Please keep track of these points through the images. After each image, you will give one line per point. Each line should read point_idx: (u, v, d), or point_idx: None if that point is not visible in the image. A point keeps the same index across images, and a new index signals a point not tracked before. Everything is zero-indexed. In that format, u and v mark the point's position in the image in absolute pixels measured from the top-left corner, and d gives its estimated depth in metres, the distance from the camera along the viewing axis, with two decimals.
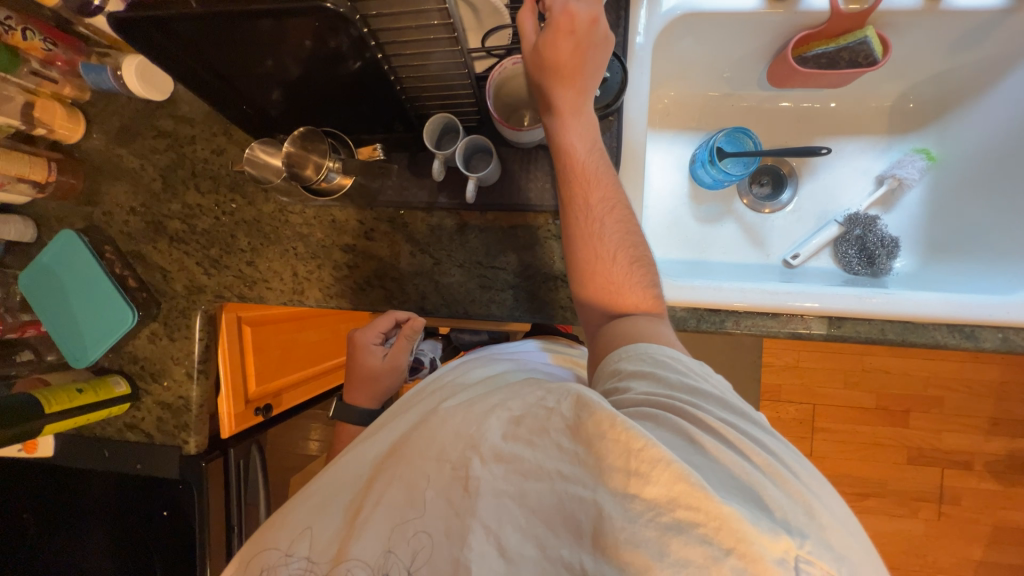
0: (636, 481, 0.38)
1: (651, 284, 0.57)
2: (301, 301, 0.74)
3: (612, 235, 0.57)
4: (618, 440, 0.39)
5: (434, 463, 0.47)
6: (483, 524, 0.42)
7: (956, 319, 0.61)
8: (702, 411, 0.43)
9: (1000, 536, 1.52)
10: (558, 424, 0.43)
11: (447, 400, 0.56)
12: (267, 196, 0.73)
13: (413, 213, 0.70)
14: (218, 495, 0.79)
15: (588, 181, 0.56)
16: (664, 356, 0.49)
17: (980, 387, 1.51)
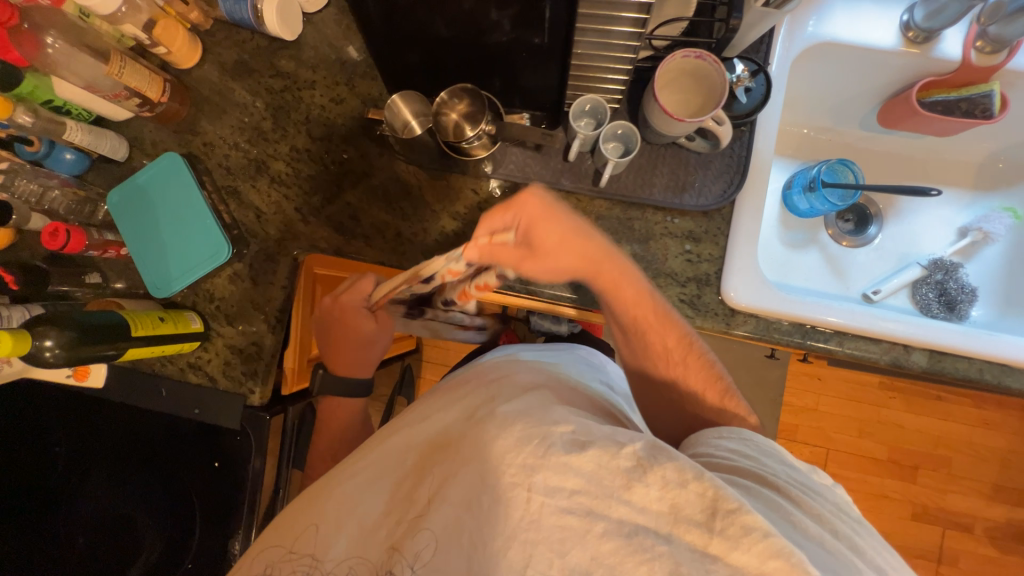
0: (720, 542, 0.38)
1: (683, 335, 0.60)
2: (399, 263, 0.72)
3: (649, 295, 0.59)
4: (703, 494, 0.39)
5: (490, 468, 0.46)
6: (546, 547, 0.41)
7: None
8: (806, 500, 0.45)
9: None
10: (626, 460, 0.43)
11: (516, 392, 0.54)
12: (382, 150, 0.72)
13: (530, 192, 0.70)
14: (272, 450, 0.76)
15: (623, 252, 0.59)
16: (759, 448, 0.51)
17: (987, 453, 1.56)
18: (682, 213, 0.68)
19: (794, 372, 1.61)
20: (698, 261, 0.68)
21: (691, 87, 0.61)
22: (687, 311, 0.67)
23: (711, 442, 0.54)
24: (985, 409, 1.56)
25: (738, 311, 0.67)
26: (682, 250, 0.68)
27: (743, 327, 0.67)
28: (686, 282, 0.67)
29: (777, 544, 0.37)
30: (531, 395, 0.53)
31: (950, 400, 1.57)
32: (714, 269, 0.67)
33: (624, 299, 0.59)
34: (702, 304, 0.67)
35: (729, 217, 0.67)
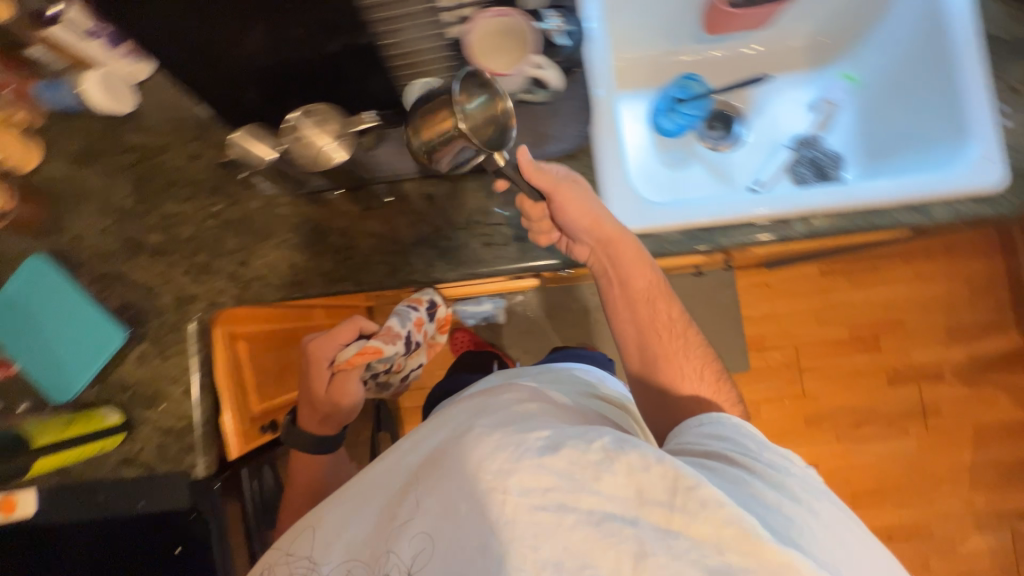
0: (681, 517, 0.43)
1: (734, 403, 0.67)
2: (302, 292, 0.71)
3: (692, 355, 0.68)
4: (666, 476, 0.44)
5: (468, 477, 0.47)
6: (521, 542, 0.43)
7: (908, 197, 0.68)
8: (766, 475, 0.52)
9: (984, 436, 1.63)
10: (597, 454, 0.46)
11: (500, 390, 0.57)
12: (252, 192, 0.72)
13: (406, 187, 0.71)
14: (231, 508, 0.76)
15: (645, 306, 0.69)
16: (738, 431, 0.57)
17: (932, 302, 1.66)
18: (550, 161, 0.71)
19: (744, 286, 1.67)
20: None
21: (511, 44, 0.64)
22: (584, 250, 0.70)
23: (697, 432, 0.59)
24: (917, 264, 1.67)
25: (628, 235, 0.70)
26: None
27: (638, 248, 0.70)
28: None
29: (731, 514, 0.43)
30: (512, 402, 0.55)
31: (885, 266, 1.67)
32: None
33: (660, 324, 0.69)
34: None
35: (592, 153, 0.72)
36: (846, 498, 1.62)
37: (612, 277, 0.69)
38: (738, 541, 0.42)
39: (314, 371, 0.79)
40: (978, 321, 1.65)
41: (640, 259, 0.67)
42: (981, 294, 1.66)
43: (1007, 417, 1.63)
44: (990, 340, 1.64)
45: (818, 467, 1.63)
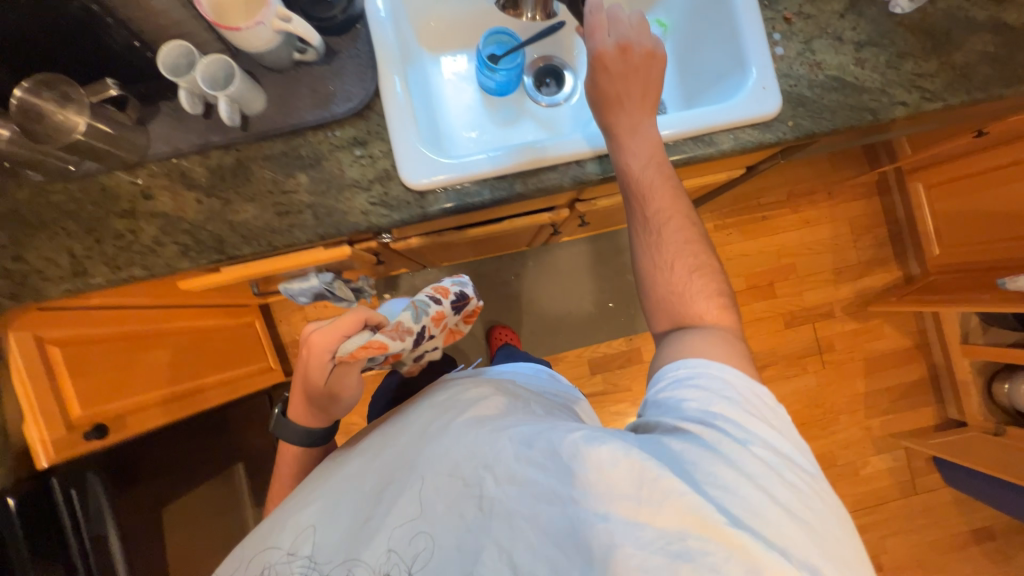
0: (648, 509, 0.45)
1: (716, 296, 0.62)
2: (86, 282, 0.67)
3: (674, 248, 0.63)
4: (632, 467, 0.47)
5: (446, 478, 0.53)
6: (496, 542, 0.48)
7: (692, 130, 0.71)
8: (749, 440, 0.49)
9: (874, 366, 1.73)
10: (568, 451, 0.49)
11: (462, 392, 0.63)
12: (19, 182, 0.67)
13: (190, 161, 0.68)
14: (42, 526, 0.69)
15: (646, 192, 0.64)
16: (713, 383, 0.53)
17: (819, 245, 1.75)
18: (340, 123, 0.69)
19: None
20: (375, 162, 0.69)
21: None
22: (382, 210, 0.68)
23: (669, 389, 0.56)
24: (803, 211, 1.74)
25: (427, 192, 0.69)
26: (354, 156, 0.69)
27: (437, 204, 0.69)
28: (369, 185, 0.68)
29: (694, 501, 0.45)
30: (490, 404, 0.60)
31: (774, 215, 1.74)
32: (390, 163, 0.69)
33: (660, 207, 0.63)
34: (392, 198, 0.69)
35: (382, 112, 0.70)
36: None
37: (639, 191, 0.64)
38: (695, 530, 0.44)
39: (314, 363, 0.65)
40: (862, 259, 1.75)
41: (643, 133, 0.64)
42: (862, 234, 1.76)
43: (893, 346, 1.75)
44: (873, 276, 1.74)
45: None
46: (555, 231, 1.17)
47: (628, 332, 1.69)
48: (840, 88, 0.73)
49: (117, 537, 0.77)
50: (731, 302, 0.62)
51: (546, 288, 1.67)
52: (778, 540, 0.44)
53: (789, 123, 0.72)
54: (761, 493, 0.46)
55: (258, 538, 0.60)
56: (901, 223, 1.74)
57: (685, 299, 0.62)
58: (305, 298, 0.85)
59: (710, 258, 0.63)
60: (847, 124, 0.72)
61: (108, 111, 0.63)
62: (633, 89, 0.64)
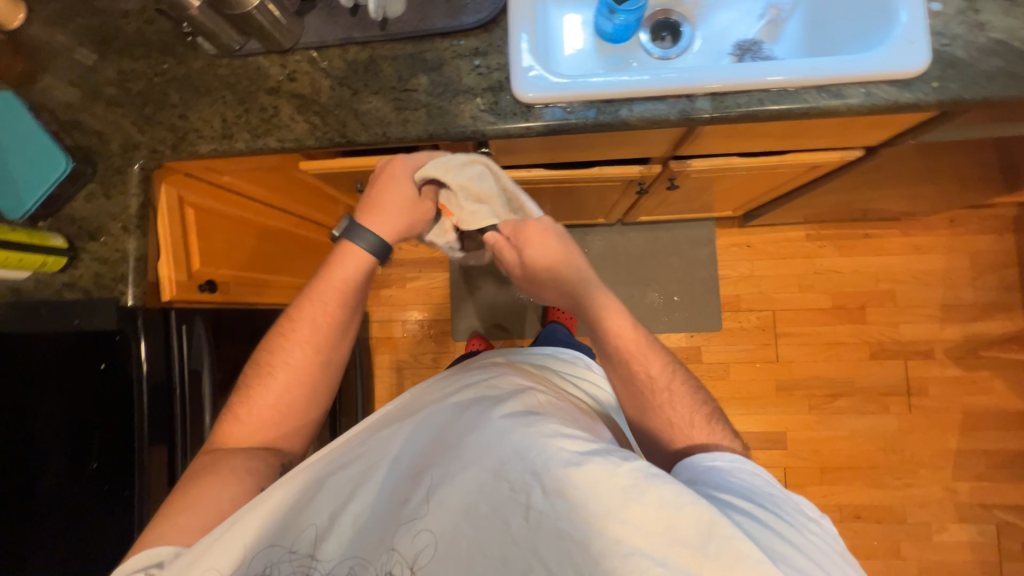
0: (710, 564, 0.45)
1: (702, 410, 0.69)
2: (230, 145, 0.77)
3: (657, 385, 0.71)
4: (701, 519, 0.47)
5: (490, 477, 0.53)
6: (543, 559, 0.49)
7: (819, 78, 0.67)
8: (802, 526, 0.52)
9: (973, 422, 1.52)
10: (624, 482, 0.48)
11: (504, 382, 0.65)
12: (196, 54, 0.79)
13: (332, 53, 0.76)
14: (158, 366, 0.79)
15: (620, 335, 0.74)
16: (759, 484, 0.56)
17: (927, 276, 1.57)
18: (465, 34, 0.74)
19: (724, 245, 1.63)
20: (490, 73, 0.74)
21: None
22: (490, 117, 0.72)
23: (704, 476, 0.59)
24: (914, 235, 1.58)
25: (534, 106, 0.72)
26: (473, 66, 0.74)
27: (541, 119, 0.72)
28: (481, 93, 0.73)
29: (767, 572, 0.45)
30: (528, 405, 0.59)
31: (878, 234, 1.59)
32: (505, 75, 0.73)
33: (636, 355, 0.73)
34: (501, 108, 0.72)
35: (507, 27, 0.74)
36: (814, 471, 1.54)
37: (609, 339, 0.74)
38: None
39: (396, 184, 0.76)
40: (979, 301, 1.54)
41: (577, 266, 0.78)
42: (985, 272, 1.55)
43: (1002, 404, 1.52)
44: (990, 321, 1.53)
45: (786, 436, 1.56)
46: (639, 193, 1.16)
47: (689, 328, 1.61)
48: (1004, 53, 0.66)
49: (208, 375, 0.86)
50: (714, 411, 0.70)
51: (613, 268, 1.64)
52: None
53: (933, 84, 0.67)
54: (801, 556, 0.48)
55: (245, 519, 0.56)
56: None
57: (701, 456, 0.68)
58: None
59: (683, 379, 0.72)
60: (1006, 92, 0.65)
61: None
62: (546, 246, 0.78)
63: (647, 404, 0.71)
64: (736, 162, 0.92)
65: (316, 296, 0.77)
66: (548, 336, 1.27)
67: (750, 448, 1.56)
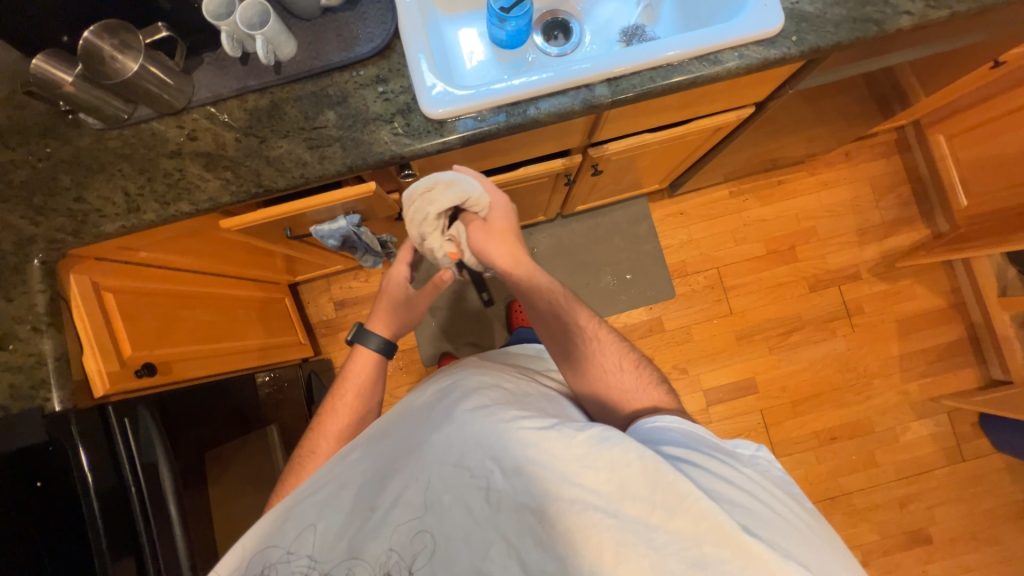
0: (660, 512, 0.47)
1: (654, 380, 0.73)
2: (139, 218, 0.73)
3: (608, 351, 0.75)
4: (646, 470, 0.49)
5: (452, 468, 0.54)
6: (506, 538, 0.50)
7: (698, 49, 0.73)
8: (738, 467, 0.55)
9: (907, 327, 1.68)
10: (578, 447, 0.50)
11: (466, 377, 0.65)
12: (81, 131, 0.74)
13: (230, 105, 0.74)
14: (105, 469, 0.71)
15: (571, 305, 0.77)
16: (696, 431, 0.60)
17: (839, 208, 1.72)
18: (364, 63, 0.75)
19: (661, 217, 1.72)
20: (396, 96, 0.74)
21: None
22: (405, 139, 0.73)
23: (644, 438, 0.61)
24: (820, 173, 1.73)
25: (446, 120, 0.74)
26: (378, 93, 0.74)
27: (455, 131, 0.73)
28: (392, 118, 0.73)
29: (708, 507, 0.47)
30: (488, 394, 0.60)
31: (789, 179, 1.73)
32: (411, 96, 0.74)
33: (585, 323, 0.76)
34: (414, 129, 0.73)
35: (403, 50, 0.76)
36: (788, 406, 1.64)
37: (563, 307, 0.77)
38: (714, 537, 0.46)
39: (393, 280, 0.89)
40: (886, 219, 1.72)
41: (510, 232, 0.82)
42: (885, 193, 1.72)
43: (926, 305, 1.69)
44: (899, 236, 1.70)
45: (756, 380, 1.65)
46: (569, 184, 1.20)
47: (647, 301, 1.68)
48: (842, 2, 0.75)
49: (167, 467, 0.78)
50: (669, 386, 0.73)
51: (563, 260, 1.69)
52: (774, 540, 0.48)
53: (793, 38, 0.74)
54: (739, 492, 0.51)
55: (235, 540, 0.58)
56: (925, 180, 1.71)
57: (633, 395, 0.72)
58: (333, 242, 0.93)
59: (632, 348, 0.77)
60: (852, 35, 0.74)
61: (161, 57, 0.69)
62: (503, 247, 0.80)
63: (580, 349, 0.75)
64: (648, 138, 0.98)
65: (353, 377, 0.81)
66: (516, 338, 1.28)
67: (726, 400, 1.64)
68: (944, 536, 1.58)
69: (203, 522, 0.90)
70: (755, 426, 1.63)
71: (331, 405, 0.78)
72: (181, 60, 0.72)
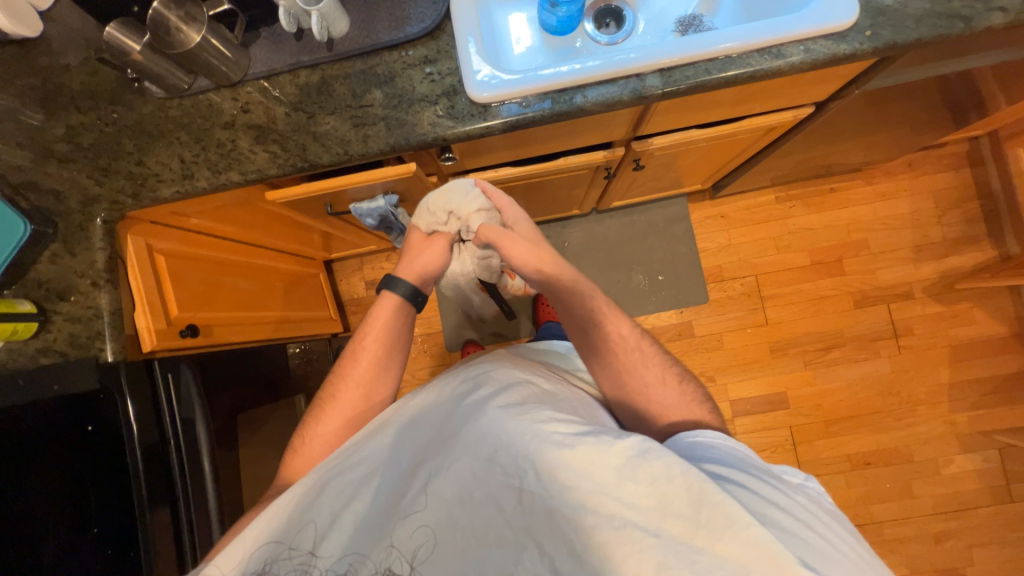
0: (704, 534, 0.46)
1: (697, 397, 0.73)
2: (192, 185, 0.76)
3: (647, 363, 0.75)
4: (689, 488, 0.48)
5: (484, 465, 0.54)
6: (538, 542, 0.50)
7: (760, 42, 0.69)
8: (791, 495, 0.52)
9: (961, 354, 1.56)
10: (616, 458, 0.50)
11: (498, 374, 0.66)
12: (145, 98, 0.78)
13: (283, 79, 0.76)
14: (148, 417, 0.75)
15: (610, 315, 0.77)
16: (743, 453, 0.58)
17: (895, 220, 1.62)
18: (413, 43, 0.75)
19: (700, 219, 1.66)
20: (443, 78, 0.74)
21: None
22: (449, 122, 0.73)
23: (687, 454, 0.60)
24: (877, 182, 1.63)
25: (490, 105, 0.73)
26: (425, 74, 0.74)
27: (499, 116, 0.73)
28: (437, 100, 0.73)
29: (758, 534, 0.45)
30: (522, 396, 0.60)
31: (843, 187, 1.64)
32: (457, 79, 0.74)
33: (621, 334, 0.76)
34: (458, 112, 0.73)
35: (452, 32, 0.75)
36: (820, 425, 1.57)
37: (598, 318, 0.77)
38: (765, 565, 0.44)
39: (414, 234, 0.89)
40: (948, 237, 1.60)
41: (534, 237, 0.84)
42: (949, 209, 1.60)
43: (985, 332, 1.57)
44: (962, 255, 1.58)
45: (787, 395, 1.59)
46: (608, 178, 1.18)
47: (678, 305, 1.63)
48: None
49: (202, 423, 0.81)
50: (711, 404, 0.73)
51: (594, 256, 1.66)
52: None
53: (866, 33, 0.69)
54: (790, 519, 0.49)
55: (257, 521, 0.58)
56: (997, 197, 1.58)
57: (670, 411, 0.71)
58: (370, 221, 0.95)
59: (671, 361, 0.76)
60: (934, 32, 0.68)
61: (222, 29, 0.71)
62: (531, 247, 0.78)
63: (617, 362, 0.75)
64: (696, 135, 0.95)
65: (377, 324, 0.80)
66: (542, 331, 1.27)
67: (754, 412, 1.58)
68: None
69: (232, 480, 0.95)
70: (782, 442, 1.57)
71: (354, 349, 0.79)
72: (240, 33, 0.74)
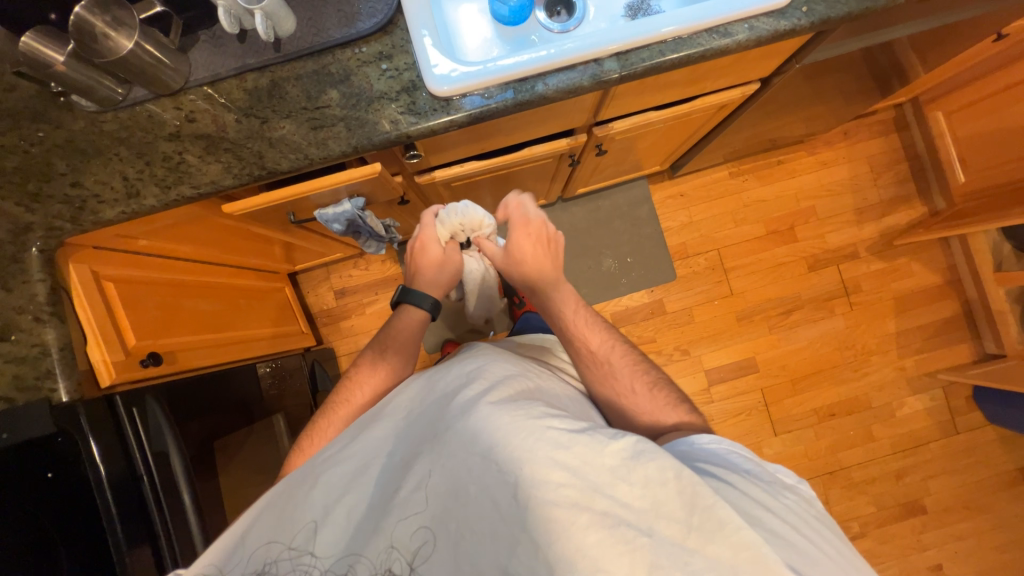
0: (695, 536, 0.48)
1: (674, 402, 0.73)
2: (139, 203, 0.71)
3: (622, 372, 0.77)
4: (682, 489, 0.50)
5: (479, 459, 0.53)
6: (534, 541, 0.49)
7: (706, 23, 0.72)
8: (775, 497, 0.54)
9: (905, 304, 1.70)
10: (613, 457, 0.52)
11: (490, 368, 0.66)
12: (74, 114, 0.72)
13: (228, 84, 0.72)
14: (117, 458, 0.70)
15: (585, 331, 0.81)
16: (735, 456, 0.60)
17: (837, 187, 1.73)
18: (365, 40, 0.73)
19: (661, 200, 1.71)
20: (400, 73, 0.73)
21: None
22: (411, 118, 0.71)
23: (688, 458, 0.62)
24: (818, 152, 1.73)
25: (452, 98, 0.72)
26: (381, 70, 0.72)
27: (462, 109, 0.72)
28: (397, 96, 0.72)
29: (749, 537, 0.47)
30: (513, 394, 0.60)
31: (789, 159, 1.73)
32: (415, 74, 0.73)
33: (595, 345, 0.80)
34: (419, 107, 0.72)
35: (406, 26, 0.74)
36: (788, 383, 1.67)
37: (573, 335, 0.81)
38: (755, 566, 0.46)
39: (429, 244, 0.90)
40: (884, 198, 1.73)
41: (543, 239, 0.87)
42: (882, 172, 1.73)
43: (922, 282, 1.71)
44: (897, 214, 1.72)
45: (756, 359, 1.67)
46: (572, 165, 1.19)
47: (648, 284, 1.68)
48: None
49: (179, 456, 0.76)
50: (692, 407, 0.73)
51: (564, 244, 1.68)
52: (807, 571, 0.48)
53: (802, 9, 0.73)
54: (778, 521, 0.51)
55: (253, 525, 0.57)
56: (922, 158, 1.72)
57: (643, 417, 0.73)
58: (338, 227, 0.92)
59: (649, 369, 0.78)
60: (863, 5, 0.73)
61: (155, 33, 0.67)
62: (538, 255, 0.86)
63: (590, 374, 0.78)
64: (653, 116, 0.97)
65: (401, 332, 0.86)
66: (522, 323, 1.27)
67: (727, 379, 1.66)
68: (939, 506, 1.62)
69: (215, 511, 0.90)
70: (755, 405, 1.65)
71: (375, 353, 0.83)
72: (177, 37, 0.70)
